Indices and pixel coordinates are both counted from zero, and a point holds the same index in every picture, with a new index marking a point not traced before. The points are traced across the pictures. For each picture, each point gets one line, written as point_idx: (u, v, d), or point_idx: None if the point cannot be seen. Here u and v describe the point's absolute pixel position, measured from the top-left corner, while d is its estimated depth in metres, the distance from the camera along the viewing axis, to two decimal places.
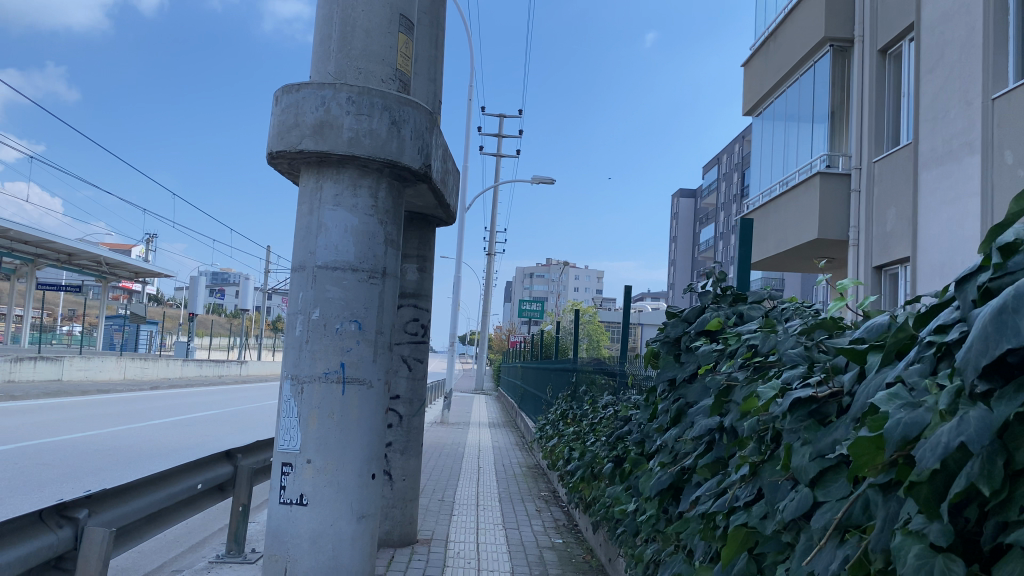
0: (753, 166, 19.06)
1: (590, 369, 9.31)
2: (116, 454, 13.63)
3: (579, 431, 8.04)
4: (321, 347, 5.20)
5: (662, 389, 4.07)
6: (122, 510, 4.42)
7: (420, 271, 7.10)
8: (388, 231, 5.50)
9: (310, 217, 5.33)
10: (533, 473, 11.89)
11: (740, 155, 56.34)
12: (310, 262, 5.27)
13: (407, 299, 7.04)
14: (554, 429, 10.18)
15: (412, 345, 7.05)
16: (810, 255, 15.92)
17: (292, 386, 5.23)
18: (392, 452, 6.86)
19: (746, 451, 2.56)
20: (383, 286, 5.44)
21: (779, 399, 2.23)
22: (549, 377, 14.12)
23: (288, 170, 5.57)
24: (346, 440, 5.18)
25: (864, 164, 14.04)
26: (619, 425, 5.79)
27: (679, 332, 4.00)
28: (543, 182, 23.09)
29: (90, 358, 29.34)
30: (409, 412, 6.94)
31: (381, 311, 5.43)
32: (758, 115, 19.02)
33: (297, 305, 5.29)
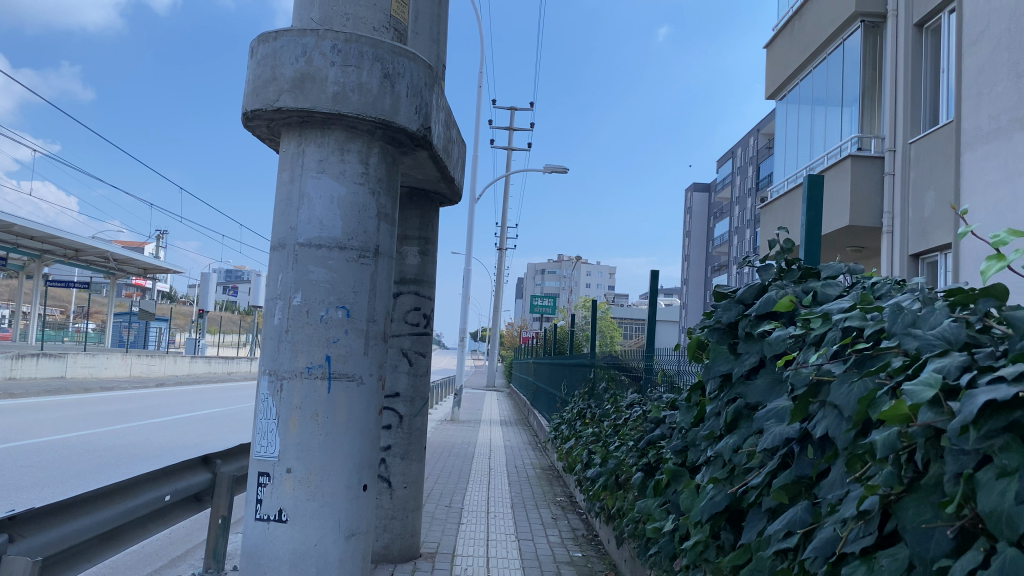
0: (777, 152, 18.21)
1: (610, 363, 8.52)
2: (109, 454, 12.97)
3: (600, 432, 7.26)
4: (303, 337, 4.45)
5: (712, 387, 3.31)
6: (55, 535, 3.90)
7: (422, 254, 6.34)
8: (381, 203, 4.72)
9: (292, 185, 4.59)
10: (548, 476, 11.11)
11: (756, 147, 55.25)
12: (291, 239, 4.53)
13: (408, 285, 6.31)
14: (570, 430, 9.40)
15: (415, 338, 6.31)
16: (839, 244, 15.09)
17: (270, 384, 4.49)
18: (390, 457, 6.11)
19: (866, 473, 1.89)
20: (376, 268, 4.67)
21: (954, 407, 1.61)
22: (563, 372, 13.38)
23: (268, 132, 4.85)
24: (333, 447, 4.43)
25: (899, 146, 13.19)
26: (651, 426, 5.02)
27: (733, 316, 3.24)
28: (557, 171, 22.27)
29: (94, 354, 28.76)
30: (410, 412, 6.19)
31: (374, 296, 4.67)
32: (782, 99, 18.17)
33: (276, 290, 4.56)
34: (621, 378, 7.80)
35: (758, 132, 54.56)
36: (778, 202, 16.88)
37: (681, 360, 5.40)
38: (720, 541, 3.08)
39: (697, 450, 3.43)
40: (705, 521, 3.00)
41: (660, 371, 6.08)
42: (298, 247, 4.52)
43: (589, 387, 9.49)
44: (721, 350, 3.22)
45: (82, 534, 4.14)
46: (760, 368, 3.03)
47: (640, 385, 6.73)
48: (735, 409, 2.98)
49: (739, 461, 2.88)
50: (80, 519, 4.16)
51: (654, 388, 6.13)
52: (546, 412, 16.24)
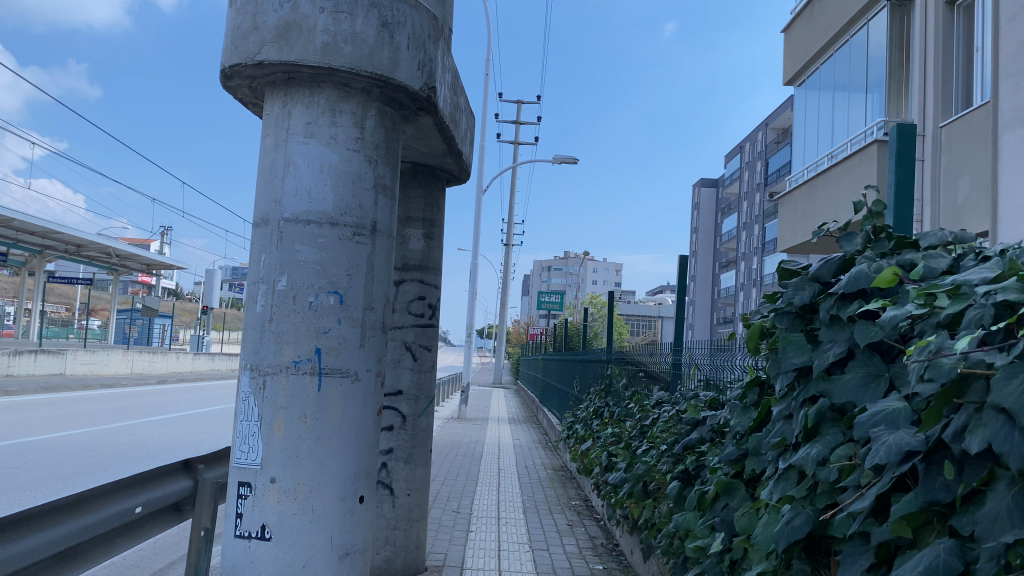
0: (795, 140, 17.54)
1: (629, 357, 7.90)
2: (101, 454, 12.38)
3: (622, 432, 6.64)
4: (289, 327, 3.86)
5: (783, 387, 2.71)
6: None
7: (426, 238, 5.72)
8: (379, 172, 4.10)
9: (276, 152, 4.00)
10: (561, 479, 10.49)
11: (764, 142, 54.48)
12: (276, 214, 3.94)
13: (412, 272, 5.70)
14: (586, 429, 8.77)
15: (420, 329, 5.71)
16: None
17: (251, 380, 3.90)
18: (392, 461, 5.52)
19: None
20: (375, 248, 4.06)
21: None
22: (576, 369, 12.74)
23: (250, 94, 4.27)
24: (324, 453, 3.83)
25: (929, 130, 12.51)
26: (689, 428, 4.41)
27: (809, 298, 2.65)
28: (566, 162, 21.62)
29: (95, 351, 28.22)
30: (414, 411, 5.60)
31: (374, 279, 4.06)
32: (801, 85, 17.50)
33: (259, 273, 3.97)
34: (644, 374, 7.18)
35: (766, 127, 53.79)
36: (797, 191, 16.21)
37: (721, 354, 4.78)
38: (793, 574, 2.48)
39: (757, 458, 2.83)
40: (778, 552, 2.41)
41: (694, 367, 5.45)
42: (282, 223, 3.93)
43: (606, 383, 8.86)
44: (796, 337, 2.62)
45: (18, 562, 3.50)
46: (850, 360, 2.44)
47: (667, 383, 6.11)
48: (818, 411, 2.40)
49: (826, 478, 2.29)
50: (11, 545, 3.51)
51: (685, 386, 5.50)
52: (557, 410, 15.61)
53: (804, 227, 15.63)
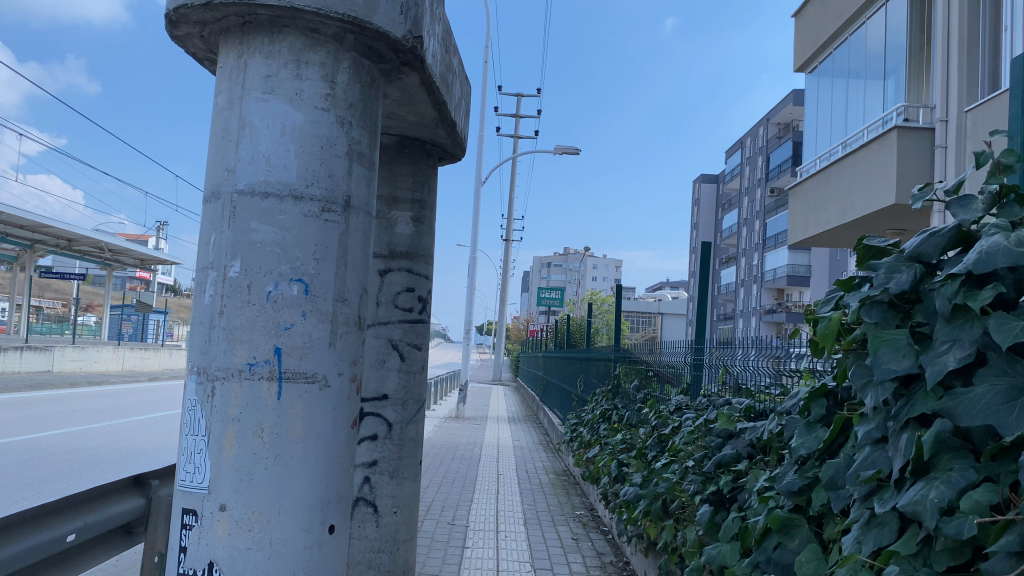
0: (806, 129, 16.86)
1: (639, 356, 7.19)
2: (78, 457, 11.71)
3: (636, 440, 5.96)
4: (242, 323, 3.19)
5: (881, 403, 2.05)
6: None
7: (416, 221, 5.03)
8: (352, 136, 3.41)
9: (230, 112, 3.35)
10: (564, 485, 9.80)
11: (765, 137, 53.71)
12: (228, 186, 3.29)
13: (399, 259, 4.99)
14: (592, 434, 8.08)
15: (409, 325, 5.02)
16: (878, 226, 13.78)
17: (198, 387, 3.24)
18: (376, 474, 4.86)
19: None
20: (348, 228, 3.38)
21: None
22: (579, 366, 12.08)
23: (204, 45, 3.60)
24: (285, 475, 3.15)
25: (952, 114, 11.77)
26: (723, 443, 3.74)
27: (909, 283, 2.00)
28: (568, 152, 20.91)
29: (84, 348, 27.50)
30: (402, 418, 4.94)
31: (349, 265, 3.38)
32: (813, 71, 16.81)
33: (208, 257, 3.31)
34: (656, 375, 6.52)
35: (767, 122, 53.02)
36: (809, 181, 15.51)
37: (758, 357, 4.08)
38: None
39: (834, 493, 2.16)
40: None
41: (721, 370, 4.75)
42: (235, 197, 3.27)
43: (614, 384, 8.16)
44: (897, 335, 1.97)
45: None
46: (979, 368, 1.79)
47: (686, 386, 5.41)
48: (936, 437, 1.74)
49: (955, 533, 1.63)
50: None
51: (709, 392, 4.80)
52: (558, 410, 14.95)
53: (817, 218, 14.93)
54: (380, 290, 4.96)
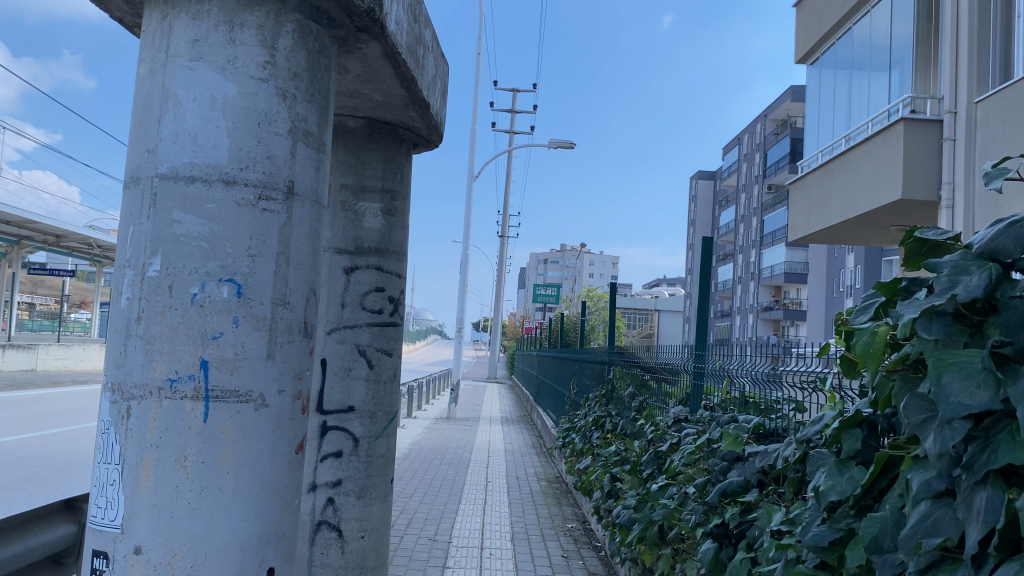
0: (808, 122, 16.37)
1: (636, 360, 6.67)
2: (47, 463, 11.17)
3: (630, 452, 5.48)
4: (163, 331, 2.70)
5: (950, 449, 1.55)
6: None
7: (386, 214, 4.53)
8: (296, 111, 2.91)
9: (153, 83, 2.84)
10: (555, 494, 9.29)
11: (762, 133, 53.11)
12: (148, 169, 2.79)
13: (367, 256, 4.47)
14: (584, 442, 7.58)
15: (378, 328, 4.50)
16: (882, 223, 13.31)
17: (112, 407, 2.75)
18: (341, 495, 4.38)
19: None
20: (291, 220, 2.89)
21: None
22: (573, 367, 11.59)
23: (129, 7, 3.10)
24: (211, 511, 2.66)
25: (961, 106, 11.28)
26: (729, 468, 3.26)
27: (983, 288, 1.53)
28: (563, 146, 20.37)
29: (69, 345, 26.88)
30: (369, 433, 4.45)
31: (292, 264, 2.89)
32: (815, 63, 16.32)
33: (125, 253, 2.81)
34: (652, 380, 6.03)
35: (765, 118, 52.46)
36: (811, 175, 15.00)
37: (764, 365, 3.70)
38: None
39: (878, 557, 1.68)
40: None
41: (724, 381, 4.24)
42: (157, 181, 2.77)
43: (609, 389, 7.65)
44: (968, 357, 1.49)
45: None
46: None
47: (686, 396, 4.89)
48: None
49: None
50: None
51: (710, 405, 4.29)
52: (552, 411, 14.45)
53: (820, 214, 14.44)
54: (346, 290, 4.44)
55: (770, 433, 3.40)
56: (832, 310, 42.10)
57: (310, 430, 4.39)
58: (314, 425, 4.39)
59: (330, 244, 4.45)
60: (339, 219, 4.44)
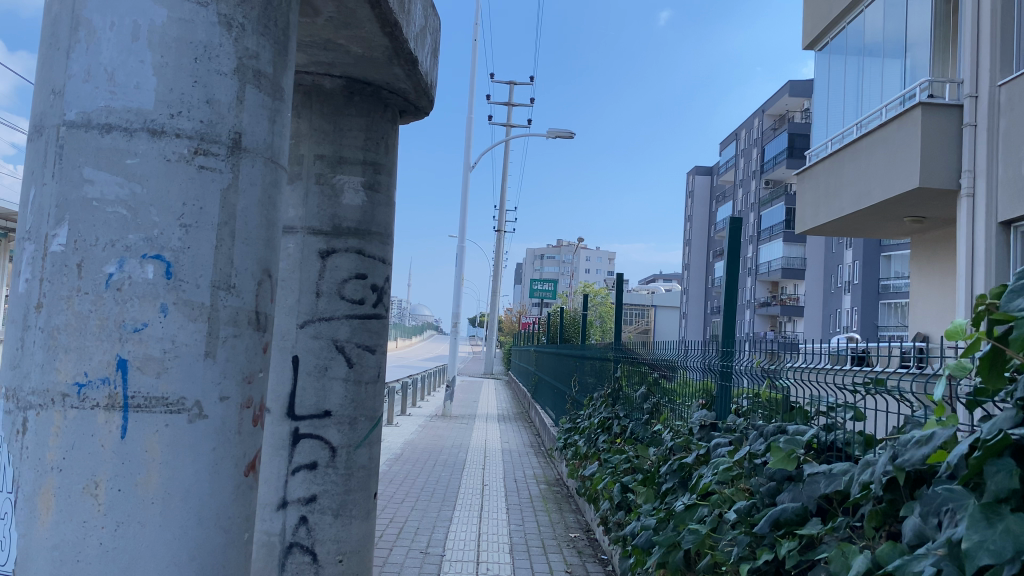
0: (815, 109, 15.77)
1: (644, 357, 6.05)
2: None
3: (645, 460, 4.89)
4: (68, 321, 2.10)
5: None
6: None
7: (368, 189, 3.94)
8: (243, 45, 2.32)
9: (60, 7, 2.24)
10: (556, 499, 8.69)
11: (760, 128, 52.51)
12: (52, 116, 2.19)
13: (346, 238, 3.87)
14: (588, 446, 6.98)
15: (359, 321, 3.90)
16: (896, 213, 12.75)
17: (7, 418, 2.15)
18: (315, 513, 3.78)
19: None
20: (237, 182, 2.29)
21: None
22: (574, 363, 10.99)
23: None
24: (128, 554, 2.06)
25: (983, 89, 10.70)
26: (780, 491, 2.68)
27: None
28: (562, 135, 19.72)
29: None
30: (348, 441, 3.85)
31: (240, 237, 2.30)
32: (823, 48, 15.72)
33: (25, 223, 2.21)
34: (663, 379, 5.43)
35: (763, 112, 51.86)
36: (820, 165, 14.41)
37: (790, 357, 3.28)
38: None
39: None
40: None
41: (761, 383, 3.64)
42: (63, 131, 2.17)
43: (614, 388, 7.03)
44: None
45: None
46: None
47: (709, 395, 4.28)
48: None
49: None
50: None
51: (742, 409, 3.69)
52: (551, 409, 13.85)
53: (830, 204, 13.84)
54: (321, 277, 3.82)
55: (828, 448, 2.81)
56: (830, 306, 41.60)
57: (279, 439, 3.77)
58: (285, 433, 3.77)
59: (303, 224, 3.83)
60: (312, 194, 3.83)
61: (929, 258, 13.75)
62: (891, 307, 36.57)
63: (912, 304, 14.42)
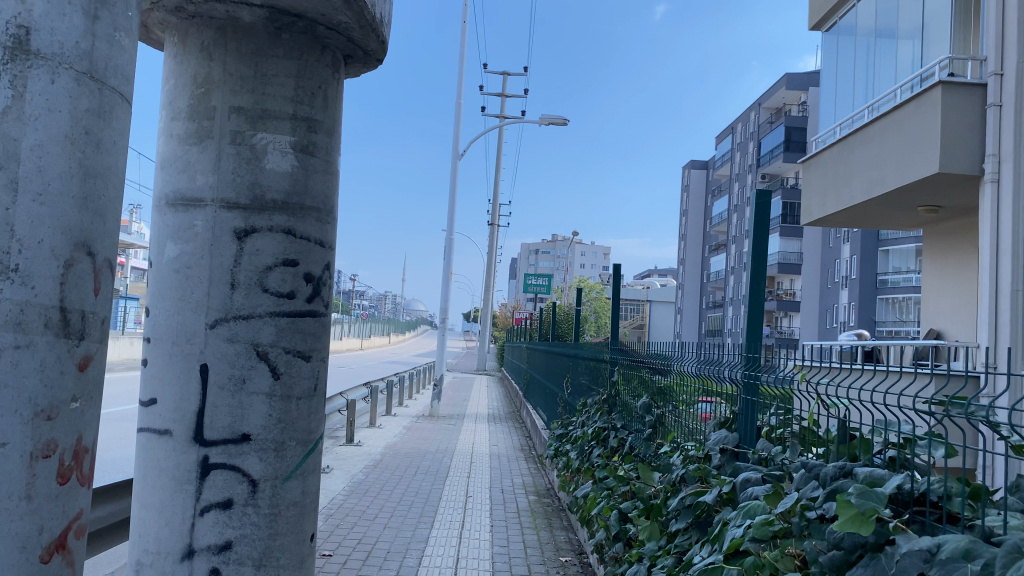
0: (822, 93, 14.93)
1: (644, 359, 5.21)
2: None
3: (648, 487, 4.07)
4: None
5: None
6: None
7: (301, 151, 3.11)
8: None
9: None
10: (546, 514, 7.86)
11: (757, 121, 51.66)
12: None
13: (270, 213, 3.04)
14: (581, 461, 6.13)
15: (288, 320, 3.08)
16: (910, 202, 11.97)
17: None
18: (230, 565, 2.96)
19: None
20: (22, 105, 1.63)
21: None
22: (567, 363, 10.14)
23: None
24: None
25: (1010, 66, 9.87)
26: (850, 564, 1.88)
27: None
28: (556, 122, 18.80)
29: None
30: (271, 472, 3.03)
31: (25, 192, 1.61)
32: (831, 28, 14.84)
33: None
34: (664, 386, 4.60)
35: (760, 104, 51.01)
36: (828, 151, 13.60)
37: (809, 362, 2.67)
38: None
39: None
40: None
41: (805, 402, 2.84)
42: None
43: (612, 395, 6.16)
44: None
45: None
46: None
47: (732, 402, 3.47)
48: None
49: None
50: None
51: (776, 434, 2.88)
52: (544, 410, 13.04)
53: (839, 193, 13.06)
54: (237, 264, 3.00)
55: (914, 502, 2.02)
56: (827, 300, 40.83)
57: (185, 470, 2.96)
58: (192, 463, 2.96)
59: (214, 196, 3.01)
60: (227, 157, 3.01)
61: (945, 252, 12.99)
62: (888, 303, 35.81)
63: (924, 299, 13.66)
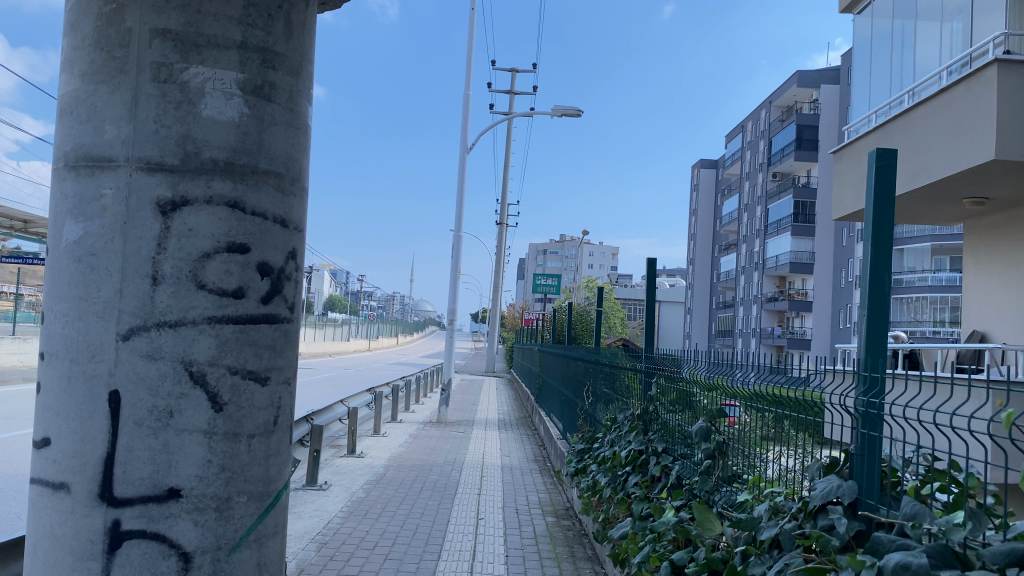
0: (854, 79, 13.99)
1: (686, 369, 4.34)
2: None
3: (714, 539, 3.18)
4: None
5: None
6: None
7: (250, 95, 2.25)
8: None
9: None
10: (566, 541, 6.97)
11: (768, 118, 50.54)
12: None
13: (208, 180, 2.18)
14: (611, 487, 5.26)
15: (234, 329, 2.22)
16: (954, 194, 11.06)
17: None
18: None
19: None
20: None
21: None
22: (584, 370, 9.27)
23: None
24: None
25: None
26: None
27: None
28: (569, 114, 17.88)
29: None
30: (210, 540, 2.16)
31: None
32: (864, 11, 13.87)
33: None
34: (721, 403, 3.72)
35: (771, 101, 49.90)
36: (863, 141, 12.70)
37: None
38: None
39: None
40: None
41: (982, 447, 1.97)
42: None
43: (648, 411, 5.25)
44: None
45: None
46: None
47: (744, 401, 3.44)
48: None
49: None
50: None
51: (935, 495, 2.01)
52: (559, 420, 12.15)
53: None
54: (161, 250, 2.13)
55: None
56: (840, 301, 39.84)
57: (89, 540, 2.10)
58: (98, 531, 2.10)
59: (129, 153, 2.14)
60: (148, 99, 2.14)
61: (990, 248, 12.05)
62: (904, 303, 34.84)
63: (965, 300, 12.70)
